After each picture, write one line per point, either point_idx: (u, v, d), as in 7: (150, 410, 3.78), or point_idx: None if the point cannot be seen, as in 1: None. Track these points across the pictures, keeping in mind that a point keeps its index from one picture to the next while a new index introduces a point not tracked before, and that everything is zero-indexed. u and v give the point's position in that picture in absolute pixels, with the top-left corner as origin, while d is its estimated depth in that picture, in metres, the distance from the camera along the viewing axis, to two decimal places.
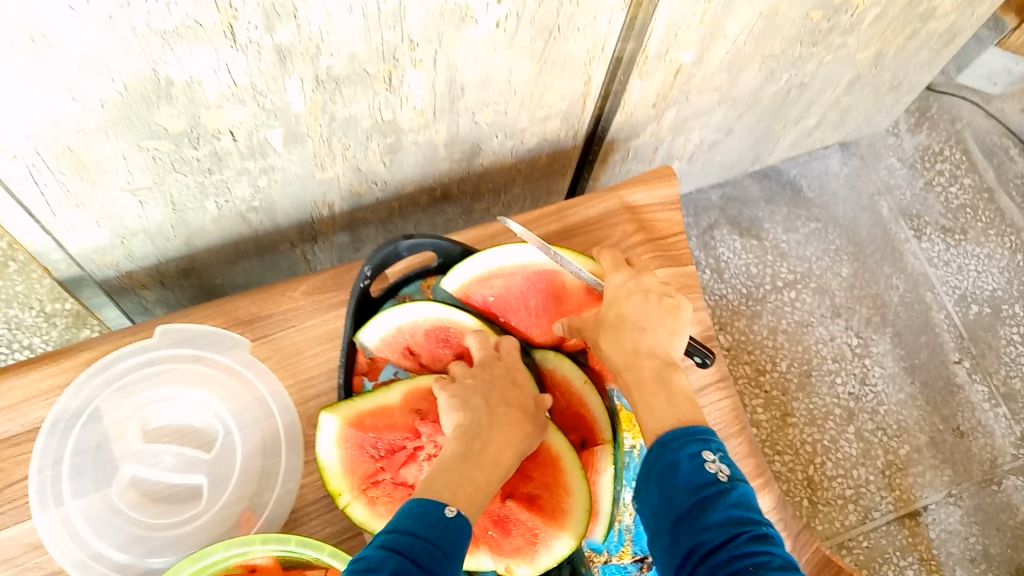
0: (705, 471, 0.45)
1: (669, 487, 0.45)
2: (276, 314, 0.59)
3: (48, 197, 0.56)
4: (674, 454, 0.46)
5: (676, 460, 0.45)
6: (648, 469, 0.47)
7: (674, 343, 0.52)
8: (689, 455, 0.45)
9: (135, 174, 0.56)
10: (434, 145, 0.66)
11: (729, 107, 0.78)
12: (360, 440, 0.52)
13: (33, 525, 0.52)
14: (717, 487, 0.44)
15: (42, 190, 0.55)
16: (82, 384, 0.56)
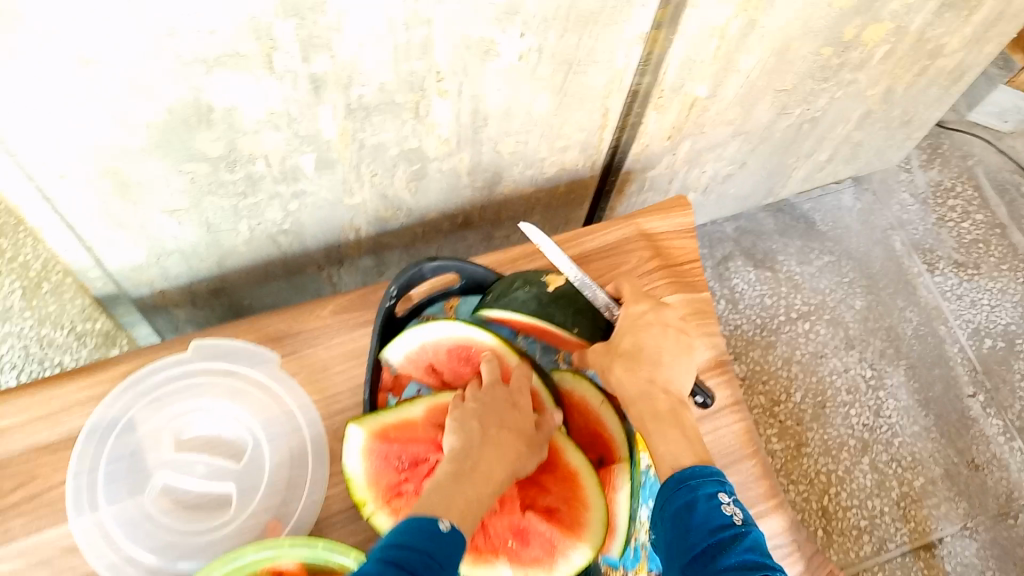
0: (722, 512, 0.46)
1: (686, 524, 0.45)
2: (304, 332, 0.62)
3: (91, 216, 0.58)
4: (692, 493, 0.47)
5: (694, 499, 0.47)
6: (663, 503, 0.48)
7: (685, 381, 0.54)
8: (706, 496, 0.47)
9: (174, 196, 0.59)
10: (457, 173, 0.69)
11: (742, 141, 0.80)
12: (384, 452, 0.54)
13: (70, 529, 0.54)
14: (733, 529, 0.45)
15: (86, 209, 0.57)
16: (118, 395, 0.59)
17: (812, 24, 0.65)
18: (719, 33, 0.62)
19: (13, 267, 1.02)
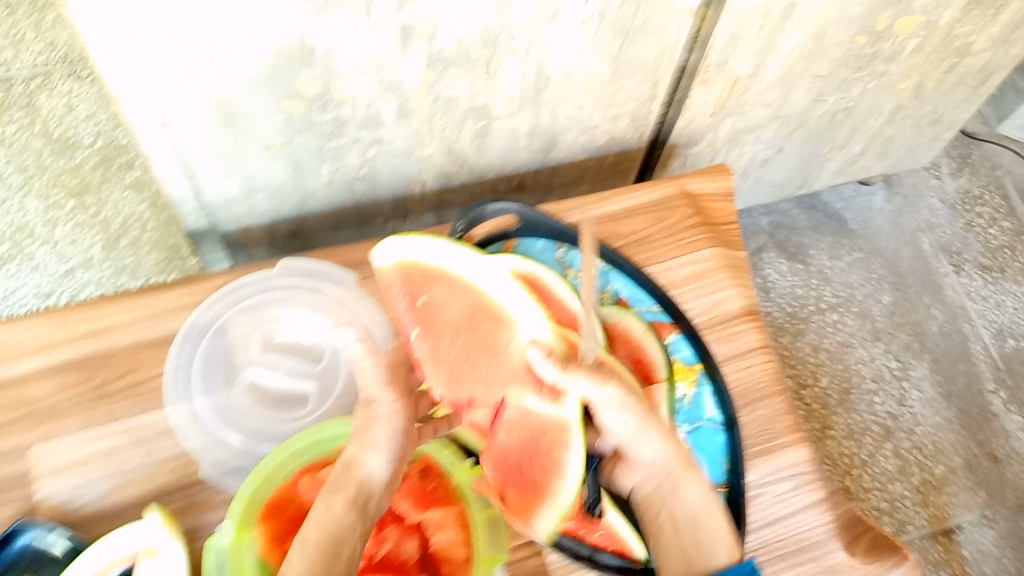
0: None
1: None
2: (379, 260, 0.69)
3: (200, 147, 0.67)
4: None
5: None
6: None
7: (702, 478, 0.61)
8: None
9: (272, 132, 0.67)
10: (517, 133, 0.75)
11: (780, 124, 0.87)
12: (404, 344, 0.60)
13: (166, 412, 0.63)
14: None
15: (196, 139, 0.65)
16: (216, 300, 0.66)
17: (847, 11, 0.71)
18: (763, 13, 0.68)
19: (96, 221, 1.11)
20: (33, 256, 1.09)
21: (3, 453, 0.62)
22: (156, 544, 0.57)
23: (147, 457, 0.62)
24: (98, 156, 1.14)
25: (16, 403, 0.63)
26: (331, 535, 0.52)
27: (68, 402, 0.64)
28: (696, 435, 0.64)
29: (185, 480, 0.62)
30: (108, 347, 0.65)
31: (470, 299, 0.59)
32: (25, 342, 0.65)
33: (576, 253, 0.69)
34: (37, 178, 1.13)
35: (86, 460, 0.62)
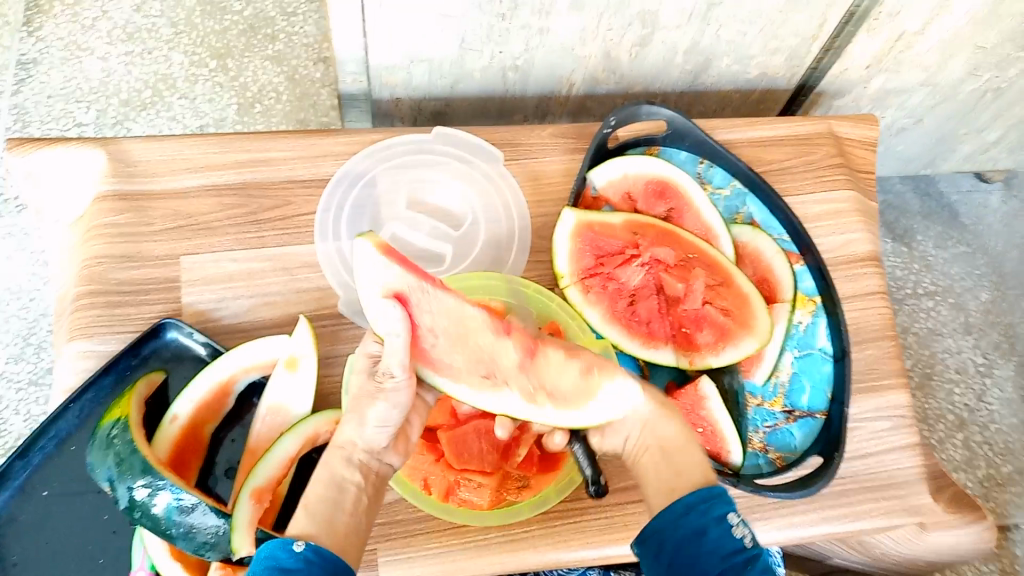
0: (733, 536, 0.44)
1: (696, 550, 0.44)
2: (527, 144, 0.73)
3: (380, 14, 0.67)
4: (700, 518, 0.45)
5: (704, 525, 0.44)
6: (666, 526, 0.45)
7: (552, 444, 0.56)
8: (717, 518, 0.45)
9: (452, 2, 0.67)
10: (676, 49, 0.77)
11: (928, 92, 0.89)
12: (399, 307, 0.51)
13: (314, 249, 0.68)
14: (745, 554, 0.44)
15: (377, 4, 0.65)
16: (370, 154, 0.71)
17: None
18: None
19: (233, 84, 1.15)
20: (171, 107, 1.13)
21: (155, 258, 0.66)
22: (298, 354, 0.61)
23: (290, 284, 0.67)
24: (245, 25, 1.19)
25: (175, 214, 0.67)
26: (326, 495, 0.48)
27: (219, 222, 0.67)
28: (804, 361, 0.67)
29: (322, 310, 0.66)
30: (266, 178, 0.69)
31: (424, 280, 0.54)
32: (190, 159, 0.69)
33: (716, 169, 0.73)
34: (186, 35, 1.17)
35: (233, 277, 0.66)
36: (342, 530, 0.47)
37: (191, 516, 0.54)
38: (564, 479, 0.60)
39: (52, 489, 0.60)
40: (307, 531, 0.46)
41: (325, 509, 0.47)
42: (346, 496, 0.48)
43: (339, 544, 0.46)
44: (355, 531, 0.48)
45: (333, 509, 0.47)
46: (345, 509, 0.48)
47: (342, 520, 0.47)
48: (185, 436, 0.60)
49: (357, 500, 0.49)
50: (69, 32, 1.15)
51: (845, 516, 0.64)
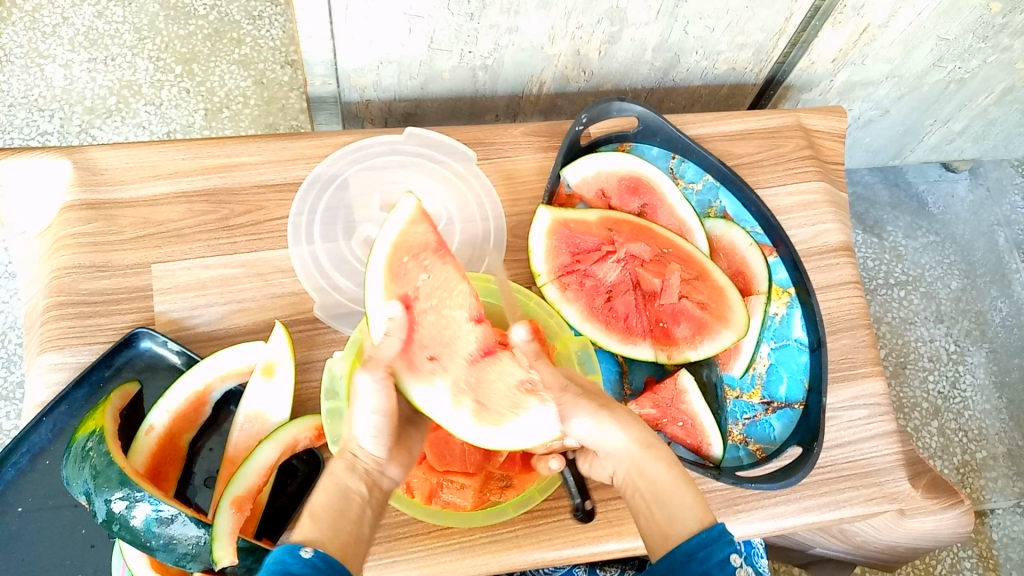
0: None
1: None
2: (499, 143, 0.73)
3: (347, 16, 0.66)
4: (703, 565, 0.47)
5: (707, 570, 0.46)
6: (670, 573, 0.47)
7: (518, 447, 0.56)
8: (719, 563, 0.47)
9: (419, 3, 0.66)
10: (644, 46, 0.78)
11: (894, 84, 0.90)
12: (394, 280, 0.55)
13: (287, 254, 0.67)
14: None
15: (343, 6, 0.65)
16: (341, 157, 0.71)
17: None
18: None
19: (200, 89, 1.14)
20: (137, 113, 1.12)
21: (125, 267, 0.65)
22: (275, 361, 0.60)
23: (263, 290, 0.66)
24: (210, 29, 1.17)
25: (145, 222, 0.66)
26: (332, 504, 0.49)
27: (189, 229, 0.66)
28: (781, 352, 0.67)
29: (297, 315, 0.66)
30: (237, 183, 0.68)
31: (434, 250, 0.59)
32: (158, 166, 0.68)
33: (688, 164, 0.73)
34: (150, 41, 1.15)
35: (206, 285, 0.65)
36: (345, 538, 0.48)
37: (171, 527, 0.53)
38: (552, 476, 0.59)
39: (27, 505, 0.59)
40: (310, 536, 0.47)
41: (331, 518, 0.48)
42: (351, 505, 0.50)
43: (342, 550, 0.47)
44: (357, 541, 0.49)
45: (339, 518, 0.49)
46: (350, 519, 0.49)
47: (345, 528, 0.49)
48: (163, 446, 0.59)
49: (360, 511, 0.50)
50: (29, 38, 1.13)
51: (825, 505, 0.65)
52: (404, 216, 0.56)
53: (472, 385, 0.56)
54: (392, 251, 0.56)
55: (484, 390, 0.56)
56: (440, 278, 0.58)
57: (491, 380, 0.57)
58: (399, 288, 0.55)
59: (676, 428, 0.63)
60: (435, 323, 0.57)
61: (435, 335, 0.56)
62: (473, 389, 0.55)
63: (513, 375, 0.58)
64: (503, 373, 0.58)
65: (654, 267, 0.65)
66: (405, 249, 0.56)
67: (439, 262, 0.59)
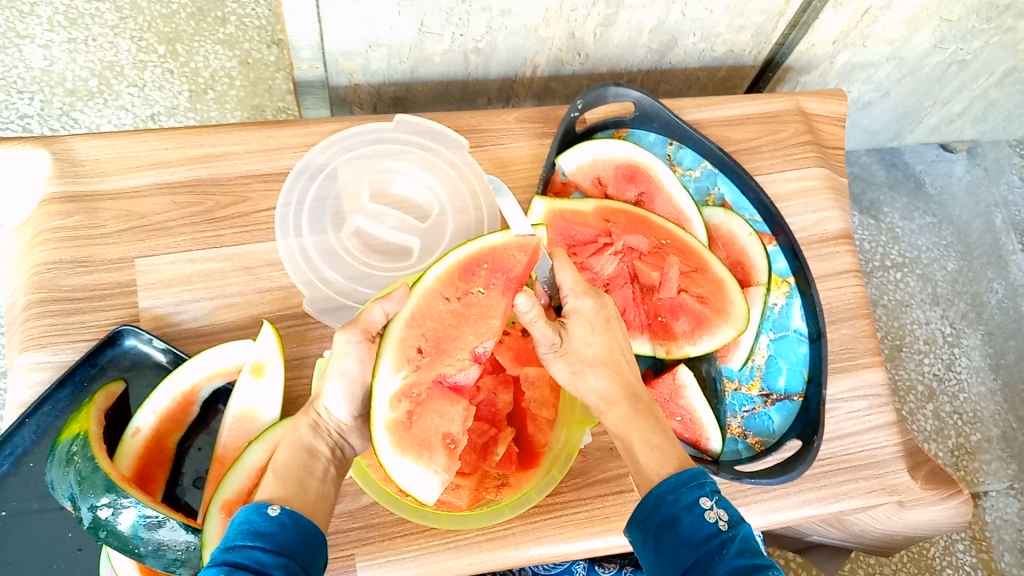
0: (705, 521, 0.46)
1: (673, 540, 0.46)
2: (491, 130, 0.71)
3: None
4: (673, 508, 0.47)
5: (676, 513, 0.47)
6: (644, 518, 0.48)
7: (433, 462, 0.52)
8: (687, 507, 0.47)
9: None
10: (640, 28, 0.75)
11: (894, 66, 0.89)
12: (457, 272, 0.55)
13: (274, 246, 0.65)
14: (720, 537, 0.45)
15: None
16: (329, 145, 0.69)
17: None
18: None
19: (184, 70, 1.11)
20: (119, 96, 1.09)
21: (108, 261, 0.63)
22: (263, 360, 0.58)
23: (251, 285, 0.64)
24: (193, 7, 1.14)
25: (128, 214, 0.64)
26: (295, 461, 0.50)
27: (173, 222, 0.64)
28: (780, 343, 0.66)
29: (286, 310, 0.64)
30: (222, 173, 0.66)
31: (500, 278, 0.55)
32: (139, 156, 0.66)
33: (685, 151, 0.71)
34: (132, 20, 1.12)
35: (191, 279, 0.63)
36: (312, 496, 0.49)
37: (158, 532, 0.52)
38: (547, 477, 0.57)
39: (11, 509, 0.57)
40: (275, 494, 0.48)
41: (295, 474, 0.50)
42: (316, 463, 0.51)
43: (309, 506, 0.49)
44: (323, 496, 0.50)
45: (304, 475, 0.50)
46: (315, 476, 0.51)
47: (312, 486, 0.50)
48: (149, 448, 0.57)
49: (324, 468, 0.52)
50: (6, 17, 1.10)
51: (825, 498, 0.64)
52: (513, 236, 0.55)
53: (415, 400, 0.53)
54: (476, 251, 0.55)
55: (416, 418, 0.53)
56: (487, 300, 0.55)
57: (433, 413, 0.54)
58: (454, 283, 0.55)
59: (674, 423, 0.62)
60: (451, 327, 0.55)
61: (444, 334, 0.54)
62: (417, 402, 0.53)
63: (449, 423, 0.54)
64: (446, 413, 0.54)
65: (655, 256, 0.64)
66: (490, 258, 0.55)
67: (497, 290, 0.55)
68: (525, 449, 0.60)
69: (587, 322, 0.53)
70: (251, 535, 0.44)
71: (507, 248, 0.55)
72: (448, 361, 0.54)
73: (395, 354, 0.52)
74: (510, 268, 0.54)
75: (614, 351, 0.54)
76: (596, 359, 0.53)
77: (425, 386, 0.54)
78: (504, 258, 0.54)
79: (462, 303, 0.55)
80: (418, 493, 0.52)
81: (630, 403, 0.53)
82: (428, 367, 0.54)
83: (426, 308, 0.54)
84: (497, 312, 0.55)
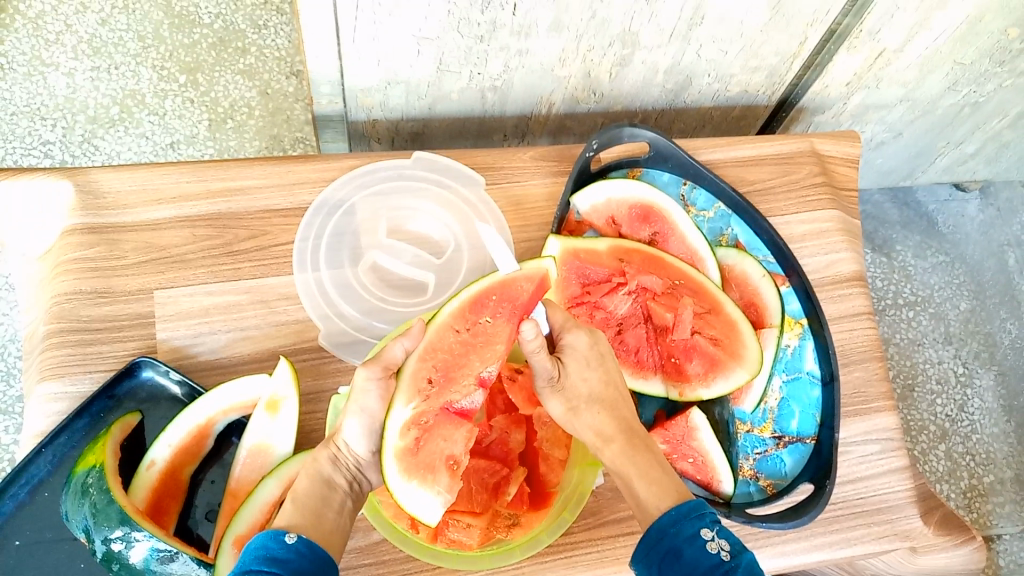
0: (707, 552, 0.46)
1: (678, 571, 0.46)
2: (507, 168, 0.72)
3: (354, 37, 0.65)
4: (674, 541, 0.47)
5: (678, 546, 0.47)
6: (647, 551, 0.48)
7: (438, 484, 0.52)
8: (688, 538, 0.47)
9: (429, 23, 0.64)
10: (656, 68, 0.76)
11: (908, 107, 0.89)
12: (466, 306, 0.55)
13: (292, 281, 0.66)
14: (723, 567, 0.45)
15: (351, 26, 0.63)
16: (347, 180, 0.70)
17: None
18: None
19: (204, 100, 1.13)
20: (140, 123, 1.11)
21: (127, 293, 0.64)
22: (279, 396, 0.59)
23: (267, 318, 0.65)
24: (215, 37, 1.16)
25: (148, 246, 0.65)
26: (314, 491, 0.51)
27: (192, 254, 0.65)
28: (793, 385, 0.66)
29: (301, 344, 0.65)
30: (242, 207, 0.67)
31: (509, 308, 0.55)
32: (161, 189, 0.67)
33: (699, 191, 0.72)
34: (154, 49, 1.14)
35: (209, 312, 0.64)
36: (329, 526, 0.50)
37: (171, 565, 0.53)
38: (559, 519, 0.58)
39: (26, 538, 0.58)
40: (293, 522, 0.48)
41: (313, 505, 0.50)
42: (334, 495, 0.51)
43: (326, 538, 0.49)
44: (338, 528, 0.50)
45: (321, 507, 0.50)
46: (332, 508, 0.51)
47: (329, 517, 0.50)
48: (165, 481, 0.58)
49: (342, 501, 0.52)
50: (32, 46, 1.11)
51: (836, 542, 0.64)
52: (523, 267, 0.56)
53: (422, 427, 0.54)
54: (483, 283, 0.55)
55: (423, 444, 0.53)
56: (494, 329, 0.55)
57: (438, 437, 0.54)
58: (463, 315, 0.55)
59: (686, 464, 0.63)
60: (460, 356, 0.55)
61: (453, 363, 0.55)
62: (424, 430, 0.53)
63: (453, 445, 0.54)
64: (451, 436, 0.54)
65: (667, 292, 0.64)
66: (499, 290, 0.55)
67: (505, 319, 0.55)
68: (537, 489, 0.60)
69: (582, 359, 0.53)
70: (267, 560, 0.45)
71: (517, 281, 0.55)
72: (456, 388, 0.54)
73: (406, 387, 0.52)
74: (517, 297, 0.55)
75: (610, 386, 0.54)
76: (591, 395, 0.54)
77: (433, 413, 0.54)
78: (514, 290, 0.55)
79: (471, 333, 0.55)
80: (424, 515, 0.52)
81: (626, 439, 0.54)
82: (437, 396, 0.54)
83: (436, 341, 0.54)
84: (502, 339, 0.55)
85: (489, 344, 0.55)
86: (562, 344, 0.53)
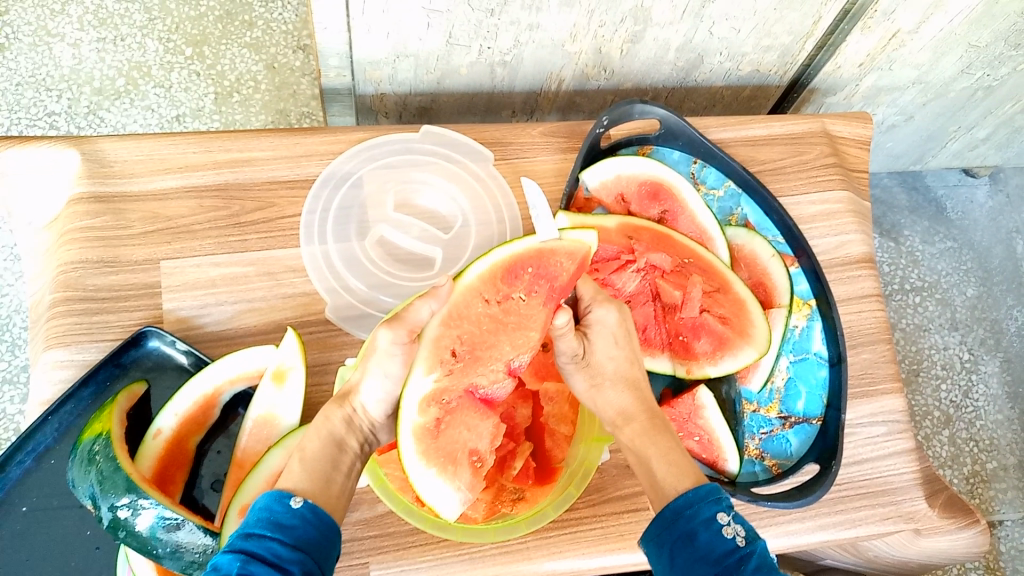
0: (723, 537, 0.46)
1: (690, 555, 0.45)
2: (517, 144, 0.72)
3: (363, 9, 0.64)
4: (690, 523, 0.47)
5: (693, 529, 0.47)
6: (661, 530, 0.48)
7: (460, 481, 0.53)
8: (705, 522, 0.47)
9: None
10: (667, 46, 0.76)
11: (920, 90, 0.88)
12: (500, 273, 0.54)
13: (298, 253, 0.66)
14: (738, 553, 0.45)
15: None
16: (355, 154, 0.69)
17: None
18: None
19: (210, 73, 1.12)
20: (146, 96, 1.10)
21: (133, 263, 0.64)
22: (286, 366, 0.59)
23: (274, 290, 0.64)
24: (221, 10, 1.15)
25: (154, 216, 0.65)
26: (324, 454, 0.51)
27: (199, 225, 0.65)
28: (800, 365, 0.66)
29: (308, 317, 0.64)
30: (249, 177, 0.67)
31: (547, 287, 0.54)
32: (168, 159, 0.66)
33: (709, 170, 0.71)
34: (161, 21, 1.13)
35: (215, 283, 0.64)
36: (335, 491, 0.50)
37: (177, 533, 0.52)
38: (564, 494, 0.58)
39: (31, 505, 0.58)
40: (299, 486, 0.48)
41: (322, 467, 0.50)
42: (343, 458, 0.52)
43: (331, 502, 0.49)
44: (345, 492, 0.51)
45: (330, 470, 0.50)
46: (341, 471, 0.51)
47: (336, 482, 0.50)
48: (170, 450, 0.58)
49: (350, 463, 0.52)
50: (38, 16, 1.11)
51: (841, 523, 0.64)
52: (564, 243, 0.54)
53: (444, 408, 0.53)
54: (520, 253, 0.54)
55: (443, 428, 0.53)
56: (527, 309, 0.54)
57: (462, 426, 0.54)
58: (497, 287, 0.54)
59: (692, 443, 0.63)
60: (488, 332, 0.54)
61: (480, 339, 0.54)
62: (446, 412, 0.53)
63: (478, 439, 0.54)
64: (475, 427, 0.54)
65: (682, 275, 0.64)
66: (537, 264, 0.54)
67: (539, 298, 0.54)
68: (542, 464, 0.60)
69: (609, 335, 0.54)
70: (271, 525, 0.45)
71: (558, 255, 0.54)
72: (481, 369, 0.54)
73: (428, 355, 0.52)
74: (556, 277, 0.54)
75: (634, 364, 0.55)
76: (617, 374, 0.54)
77: (456, 394, 0.53)
78: (552, 266, 0.54)
79: (502, 308, 0.54)
80: (440, 507, 0.52)
81: (649, 418, 0.54)
82: (461, 374, 0.53)
83: (464, 307, 0.53)
84: (535, 322, 0.54)
85: (518, 322, 0.55)
86: (591, 318, 0.54)
